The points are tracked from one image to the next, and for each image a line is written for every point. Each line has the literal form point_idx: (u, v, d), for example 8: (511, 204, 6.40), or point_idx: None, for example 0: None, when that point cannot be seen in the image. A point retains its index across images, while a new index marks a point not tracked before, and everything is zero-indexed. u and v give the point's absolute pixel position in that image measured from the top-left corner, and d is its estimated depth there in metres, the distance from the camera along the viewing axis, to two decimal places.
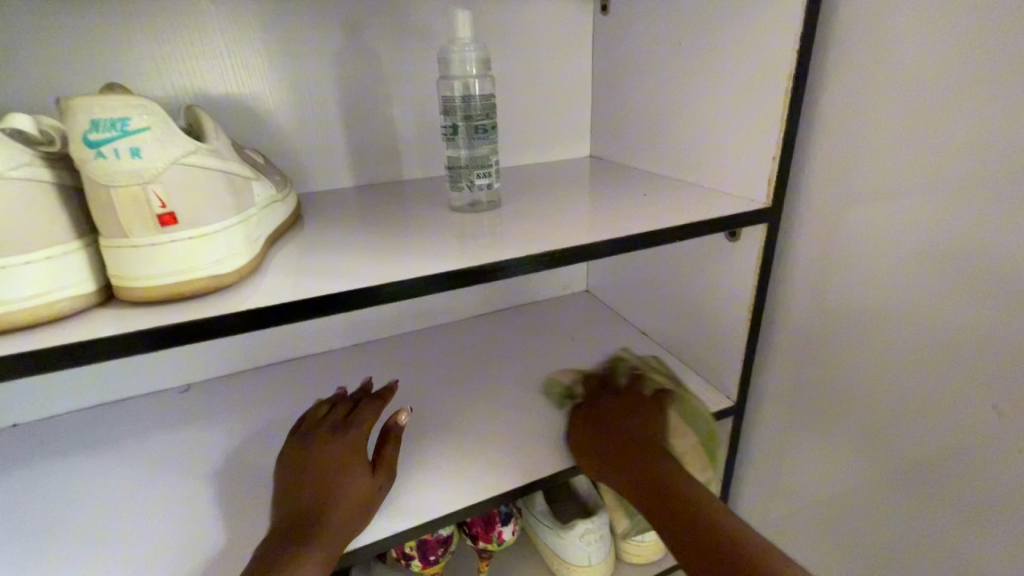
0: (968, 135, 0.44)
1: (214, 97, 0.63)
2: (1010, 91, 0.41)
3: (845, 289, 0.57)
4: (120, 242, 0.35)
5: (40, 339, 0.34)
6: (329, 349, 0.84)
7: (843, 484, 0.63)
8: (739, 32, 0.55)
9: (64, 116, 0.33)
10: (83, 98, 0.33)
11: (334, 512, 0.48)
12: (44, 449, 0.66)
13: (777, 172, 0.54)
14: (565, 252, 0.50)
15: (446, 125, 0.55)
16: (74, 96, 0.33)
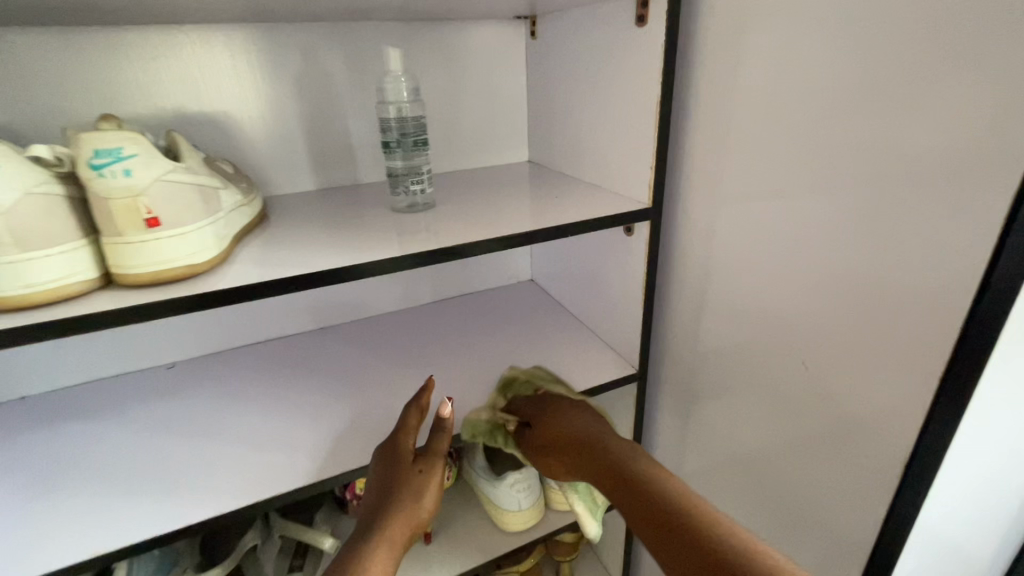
0: (783, 150, 0.56)
1: (189, 113, 0.74)
2: (806, 116, 0.53)
3: (715, 275, 0.69)
4: (118, 241, 0.46)
5: (58, 313, 0.45)
6: (299, 332, 0.95)
7: (721, 436, 0.76)
8: (628, 58, 0.66)
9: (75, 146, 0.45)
10: (89, 133, 0.44)
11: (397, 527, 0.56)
12: (48, 418, 0.75)
13: (655, 178, 0.67)
14: (479, 245, 0.62)
15: (384, 140, 0.67)
16: (83, 132, 0.44)
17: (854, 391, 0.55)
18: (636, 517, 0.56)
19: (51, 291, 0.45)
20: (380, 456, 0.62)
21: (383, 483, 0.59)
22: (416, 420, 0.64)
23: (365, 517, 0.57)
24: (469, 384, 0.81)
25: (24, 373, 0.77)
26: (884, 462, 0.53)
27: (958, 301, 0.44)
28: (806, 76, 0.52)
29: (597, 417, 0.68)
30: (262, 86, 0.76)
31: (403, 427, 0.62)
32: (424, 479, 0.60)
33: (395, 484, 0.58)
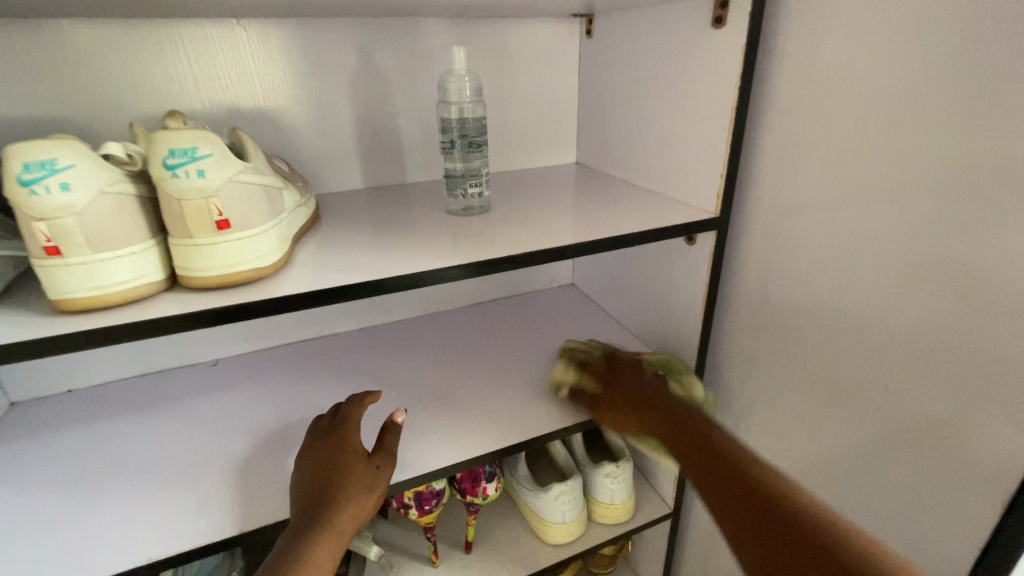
0: (872, 163, 0.53)
1: (245, 110, 0.73)
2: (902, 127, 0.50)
3: (781, 290, 0.67)
4: (186, 242, 0.45)
5: (128, 315, 0.44)
6: (340, 332, 0.93)
7: (778, 455, 0.73)
8: (701, 60, 0.64)
9: (149, 143, 0.44)
10: (164, 131, 0.42)
11: (332, 526, 0.52)
12: (95, 411, 0.75)
13: (725, 187, 0.64)
14: (543, 252, 0.59)
15: (444, 141, 0.66)
16: (157, 130, 0.43)
17: (942, 419, 0.52)
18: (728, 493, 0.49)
19: (121, 292, 0.44)
20: (305, 461, 0.59)
21: (315, 480, 0.56)
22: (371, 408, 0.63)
23: (303, 498, 0.55)
24: (515, 392, 0.79)
25: (74, 366, 0.77)
26: (977, 495, 0.50)
27: None
28: (903, 84, 0.49)
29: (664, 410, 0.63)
30: (317, 82, 0.75)
31: (349, 419, 0.62)
32: (366, 471, 0.58)
33: (332, 489, 0.55)
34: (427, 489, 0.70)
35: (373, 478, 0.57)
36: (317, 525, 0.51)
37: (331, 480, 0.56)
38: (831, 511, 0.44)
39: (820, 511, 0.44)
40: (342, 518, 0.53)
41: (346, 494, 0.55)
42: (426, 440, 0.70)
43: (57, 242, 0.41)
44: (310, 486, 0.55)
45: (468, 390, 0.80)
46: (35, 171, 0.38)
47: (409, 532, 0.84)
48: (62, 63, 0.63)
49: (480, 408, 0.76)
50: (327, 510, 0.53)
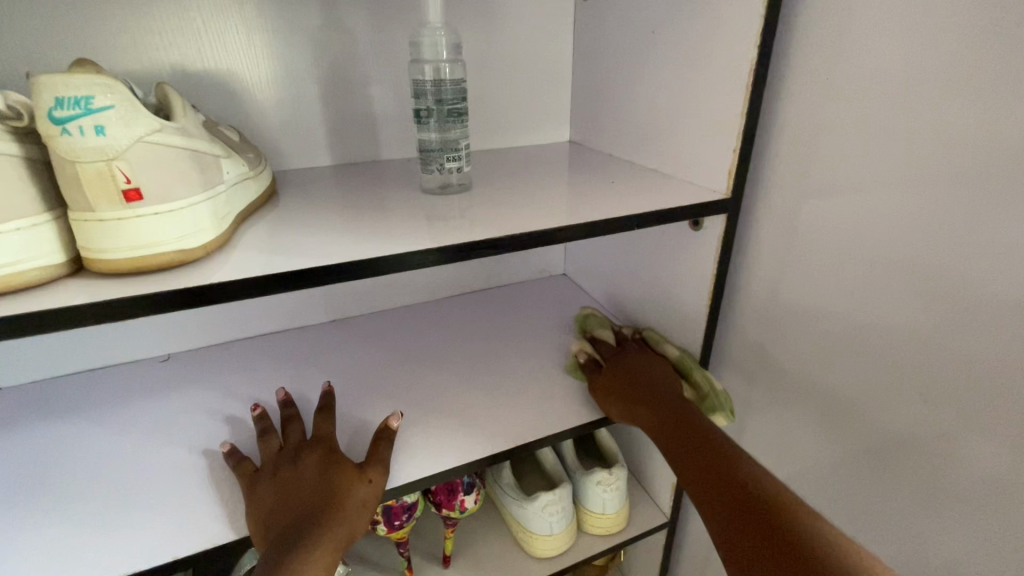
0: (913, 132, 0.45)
1: (192, 72, 0.64)
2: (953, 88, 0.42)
3: (798, 281, 0.59)
4: (87, 216, 0.37)
5: (16, 306, 0.35)
6: (308, 325, 0.85)
7: (790, 464, 0.66)
8: (713, 17, 0.55)
9: (32, 91, 0.35)
10: (48, 75, 0.34)
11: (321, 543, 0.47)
12: (25, 413, 0.66)
13: (737, 164, 0.57)
14: (530, 236, 0.52)
15: (417, 108, 0.57)
16: (40, 74, 0.34)
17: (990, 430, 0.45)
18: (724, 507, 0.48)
19: (6, 276, 0.35)
20: (270, 477, 0.53)
21: (289, 493, 0.51)
22: (329, 428, 0.58)
23: (276, 515, 0.49)
24: (500, 391, 0.72)
25: (1, 362, 0.68)
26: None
27: None
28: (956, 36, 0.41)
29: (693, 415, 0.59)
30: (276, 41, 0.66)
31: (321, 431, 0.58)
32: (349, 482, 0.53)
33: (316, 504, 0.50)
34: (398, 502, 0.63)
35: (363, 489, 0.53)
36: (310, 538, 0.47)
37: (326, 493, 0.51)
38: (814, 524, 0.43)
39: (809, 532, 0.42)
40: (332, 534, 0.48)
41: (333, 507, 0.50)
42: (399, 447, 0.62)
43: None
44: (282, 500, 0.50)
45: (448, 389, 0.72)
46: None
47: (382, 544, 0.77)
48: None
49: (460, 409, 0.68)
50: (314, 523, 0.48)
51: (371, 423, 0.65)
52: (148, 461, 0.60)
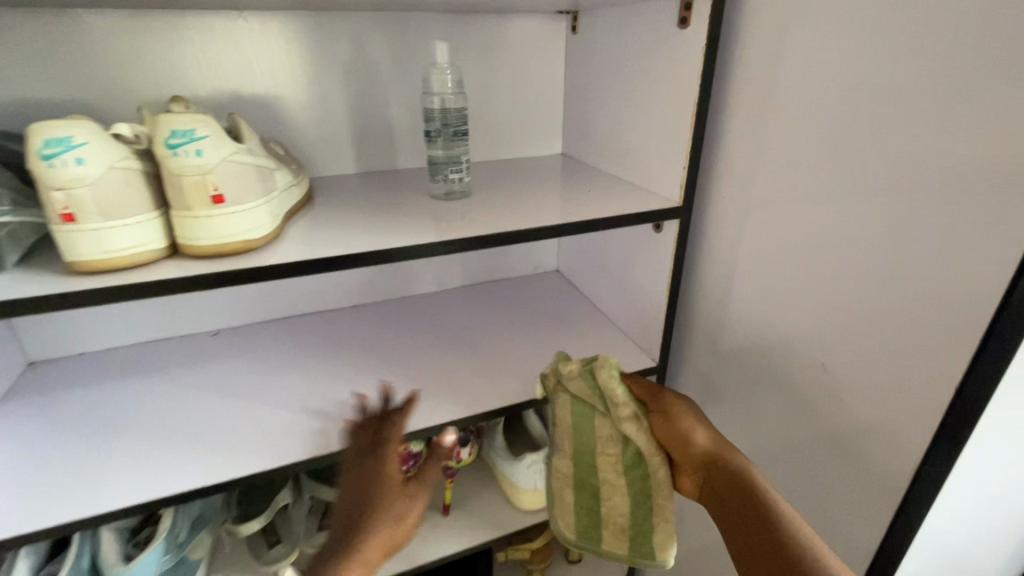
0: (812, 157, 0.57)
1: (246, 96, 0.78)
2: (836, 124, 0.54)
3: (737, 276, 0.71)
4: (186, 214, 0.50)
5: (134, 277, 0.49)
6: (333, 309, 0.99)
7: (735, 433, 0.77)
8: (668, 57, 0.68)
9: (154, 125, 0.49)
10: (167, 115, 0.48)
11: (370, 541, 0.55)
12: (104, 372, 0.81)
13: (687, 178, 0.69)
14: (513, 234, 0.64)
15: (428, 129, 0.71)
16: (160, 114, 0.48)
17: (868, 395, 0.56)
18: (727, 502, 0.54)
19: (129, 256, 0.49)
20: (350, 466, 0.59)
21: (353, 488, 0.57)
22: (400, 422, 0.61)
23: (346, 507, 0.56)
24: (493, 367, 0.84)
25: (84, 330, 0.83)
26: (894, 468, 0.55)
27: (978, 311, 0.45)
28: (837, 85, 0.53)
29: (697, 408, 0.60)
30: (314, 71, 0.80)
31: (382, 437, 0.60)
32: (406, 484, 0.59)
33: (371, 502, 0.56)
34: (406, 451, 0.77)
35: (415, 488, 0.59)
36: (361, 536, 0.55)
37: (379, 487, 0.57)
38: (794, 513, 0.50)
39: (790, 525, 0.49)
40: (381, 534, 0.55)
41: (387, 506, 0.56)
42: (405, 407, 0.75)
43: (72, 209, 0.46)
44: (354, 493, 0.57)
45: (449, 364, 0.85)
46: (54, 146, 0.44)
47: None
48: (77, 49, 0.68)
49: (458, 380, 0.81)
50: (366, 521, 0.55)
51: (383, 390, 0.79)
52: (204, 412, 0.74)
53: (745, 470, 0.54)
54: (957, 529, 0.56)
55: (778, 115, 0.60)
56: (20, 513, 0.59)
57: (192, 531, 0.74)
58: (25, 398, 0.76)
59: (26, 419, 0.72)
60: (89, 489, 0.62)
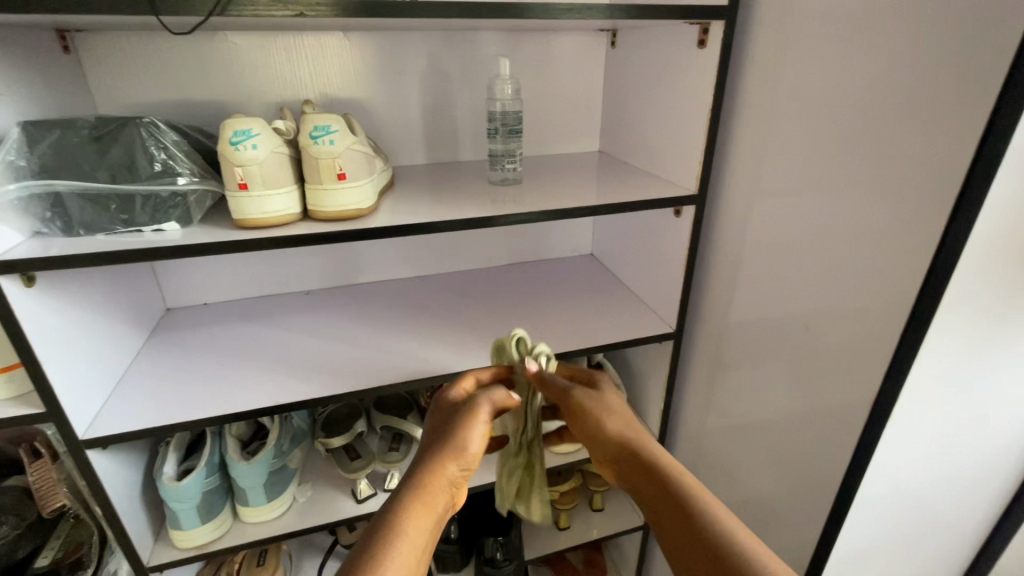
0: (800, 153, 0.71)
1: (344, 98, 0.96)
2: (818, 126, 0.67)
3: (741, 255, 0.84)
4: (318, 186, 0.69)
5: (278, 231, 0.67)
6: (399, 278, 1.17)
7: (737, 390, 0.90)
8: (690, 70, 0.82)
9: (301, 122, 0.69)
10: (313, 115, 0.68)
11: (428, 482, 0.57)
12: (224, 318, 1.02)
13: (702, 170, 0.83)
14: (557, 212, 0.80)
15: (490, 128, 0.88)
16: (308, 115, 0.68)
17: (839, 348, 0.69)
18: (654, 508, 0.57)
19: (278, 216, 0.68)
20: (435, 418, 0.65)
21: (425, 439, 0.62)
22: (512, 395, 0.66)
23: (418, 457, 0.60)
24: (534, 327, 1.00)
25: (209, 284, 1.04)
26: (856, 407, 0.68)
27: (915, 274, 0.57)
28: (819, 95, 0.67)
29: (617, 403, 0.67)
30: (398, 79, 0.98)
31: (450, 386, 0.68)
32: (462, 424, 0.61)
33: (433, 449, 0.59)
34: None
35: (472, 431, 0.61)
36: (420, 479, 0.57)
37: (443, 433, 0.61)
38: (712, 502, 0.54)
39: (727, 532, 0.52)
40: (435, 475, 0.57)
41: (445, 449, 0.59)
42: (462, 354, 0.92)
43: (246, 180, 0.65)
44: (425, 444, 0.61)
45: (497, 324, 1.01)
46: (240, 136, 0.64)
47: None
48: (223, 61, 0.88)
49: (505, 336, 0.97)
50: (428, 466, 0.58)
51: (443, 340, 0.96)
52: (303, 350, 0.94)
53: (683, 484, 0.56)
54: (909, 458, 0.69)
55: (776, 119, 0.74)
56: (179, 408, 0.79)
57: (291, 444, 0.94)
58: (167, 333, 0.97)
59: (170, 346, 0.93)
60: (225, 396, 0.82)
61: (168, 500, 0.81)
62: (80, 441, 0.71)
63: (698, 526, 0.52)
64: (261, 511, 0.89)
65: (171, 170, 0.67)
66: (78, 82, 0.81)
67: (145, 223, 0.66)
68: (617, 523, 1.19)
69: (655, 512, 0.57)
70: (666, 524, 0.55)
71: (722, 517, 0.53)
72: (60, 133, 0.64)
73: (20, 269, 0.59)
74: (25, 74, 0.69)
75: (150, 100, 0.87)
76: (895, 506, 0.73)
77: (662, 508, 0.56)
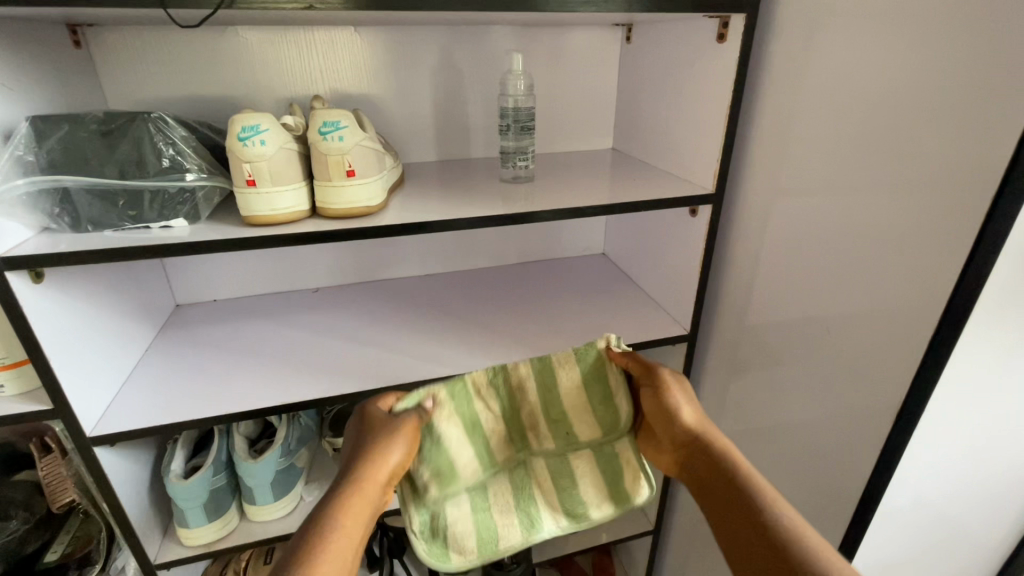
0: (823, 152, 0.68)
1: (354, 94, 0.95)
2: (843, 123, 0.65)
3: (759, 256, 0.82)
4: (327, 183, 0.67)
5: (287, 228, 0.66)
6: (408, 276, 1.16)
7: (753, 395, 0.88)
8: (708, 65, 0.80)
9: (310, 117, 0.68)
10: (322, 110, 0.67)
11: (354, 492, 0.55)
12: (233, 315, 1.02)
13: (720, 169, 0.81)
14: (570, 210, 0.78)
15: (502, 124, 0.86)
16: (317, 110, 0.67)
17: (861, 353, 0.67)
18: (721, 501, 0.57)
19: (286, 214, 0.67)
20: (359, 426, 0.62)
21: (353, 447, 0.60)
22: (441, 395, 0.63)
23: (345, 467, 0.58)
24: (544, 327, 0.98)
25: (218, 281, 1.04)
26: (879, 415, 0.65)
27: (946, 278, 0.55)
28: (844, 91, 0.64)
29: (686, 390, 0.65)
30: (409, 74, 0.96)
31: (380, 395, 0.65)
32: (395, 432, 0.59)
33: (363, 458, 0.57)
34: None
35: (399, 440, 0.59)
36: (347, 489, 0.55)
37: (373, 442, 0.59)
38: (772, 495, 0.55)
39: (782, 519, 0.53)
40: (364, 484, 0.55)
41: (373, 457, 0.57)
42: (472, 354, 0.91)
43: (255, 176, 0.64)
44: (351, 453, 0.59)
45: (507, 324, 1.00)
46: (248, 132, 0.63)
47: None
48: (233, 56, 0.87)
49: (515, 336, 0.96)
50: (358, 474, 0.56)
51: (453, 340, 0.95)
52: (312, 349, 0.93)
53: (741, 469, 0.58)
54: (935, 469, 0.66)
55: (798, 115, 0.72)
56: (186, 405, 0.78)
57: (299, 443, 0.94)
58: (177, 329, 0.97)
59: (179, 343, 0.93)
60: (233, 394, 0.81)
61: (175, 498, 0.81)
62: (88, 438, 0.71)
63: (760, 518, 0.53)
64: (268, 509, 0.89)
65: (179, 165, 0.66)
66: (89, 76, 0.81)
67: (154, 219, 0.65)
68: (627, 526, 1.17)
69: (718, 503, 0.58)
70: (728, 511, 0.56)
71: (778, 503, 0.54)
72: (69, 128, 0.64)
73: (28, 265, 0.59)
74: (35, 68, 0.69)
75: (160, 95, 0.86)
76: (917, 518, 0.70)
77: (724, 497, 0.57)
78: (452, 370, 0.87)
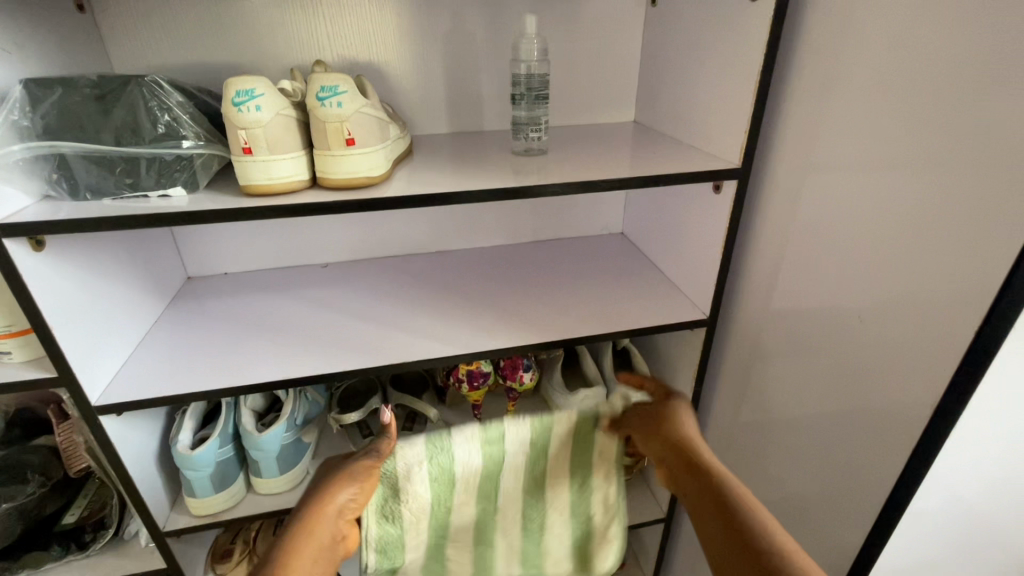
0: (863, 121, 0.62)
1: (363, 61, 0.91)
2: (887, 87, 0.58)
3: (787, 235, 0.76)
4: (325, 151, 0.65)
5: (285, 197, 0.64)
6: (420, 252, 1.13)
7: (776, 384, 0.83)
8: (737, 28, 0.73)
9: (308, 82, 0.65)
10: (320, 74, 0.63)
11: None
12: (243, 288, 1.01)
13: (747, 141, 0.75)
14: (583, 184, 0.74)
15: (514, 92, 0.81)
16: (316, 74, 0.64)
17: (897, 342, 0.61)
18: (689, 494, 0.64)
19: (284, 183, 0.64)
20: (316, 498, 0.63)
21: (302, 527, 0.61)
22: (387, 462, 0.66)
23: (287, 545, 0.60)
24: (557, 307, 0.95)
25: (229, 254, 1.04)
26: (913, 409, 0.60)
27: (999, 260, 0.49)
28: (886, 50, 0.57)
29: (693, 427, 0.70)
30: (419, 39, 0.92)
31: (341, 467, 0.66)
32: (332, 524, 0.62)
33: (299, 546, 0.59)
34: (478, 370, 0.95)
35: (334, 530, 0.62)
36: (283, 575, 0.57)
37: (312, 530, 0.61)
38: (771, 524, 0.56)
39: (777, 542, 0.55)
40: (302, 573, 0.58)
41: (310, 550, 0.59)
42: (481, 332, 0.88)
43: (251, 144, 0.62)
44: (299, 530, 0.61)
45: (517, 302, 0.97)
46: (243, 96, 0.60)
47: (461, 413, 1.05)
48: (237, 20, 0.84)
49: (525, 317, 0.92)
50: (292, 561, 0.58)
51: (462, 319, 0.92)
52: (318, 323, 0.92)
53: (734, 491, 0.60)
54: (971, 469, 0.61)
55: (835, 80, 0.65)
56: (191, 376, 0.78)
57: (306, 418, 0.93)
58: (187, 301, 0.97)
59: (190, 315, 0.93)
60: (237, 366, 0.81)
61: (184, 468, 0.82)
62: (94, 406, 0.72)
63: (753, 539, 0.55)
64: (275, 483, 0.89)
65: (175, 132, 0.64)
66: (94, 43, 0.79)
67: (151, 187, 0.64)
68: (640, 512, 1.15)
69: (702, 514, 0.61)
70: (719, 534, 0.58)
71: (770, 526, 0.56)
72: (63, 92, 0.62)
73: (27, 232, 0.58)
74: (35, 31, 0.67)
75: (165, 61, 0.84)
76: (952, 519, 0.65)
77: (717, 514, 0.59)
78: (459, 349, 0.85)
